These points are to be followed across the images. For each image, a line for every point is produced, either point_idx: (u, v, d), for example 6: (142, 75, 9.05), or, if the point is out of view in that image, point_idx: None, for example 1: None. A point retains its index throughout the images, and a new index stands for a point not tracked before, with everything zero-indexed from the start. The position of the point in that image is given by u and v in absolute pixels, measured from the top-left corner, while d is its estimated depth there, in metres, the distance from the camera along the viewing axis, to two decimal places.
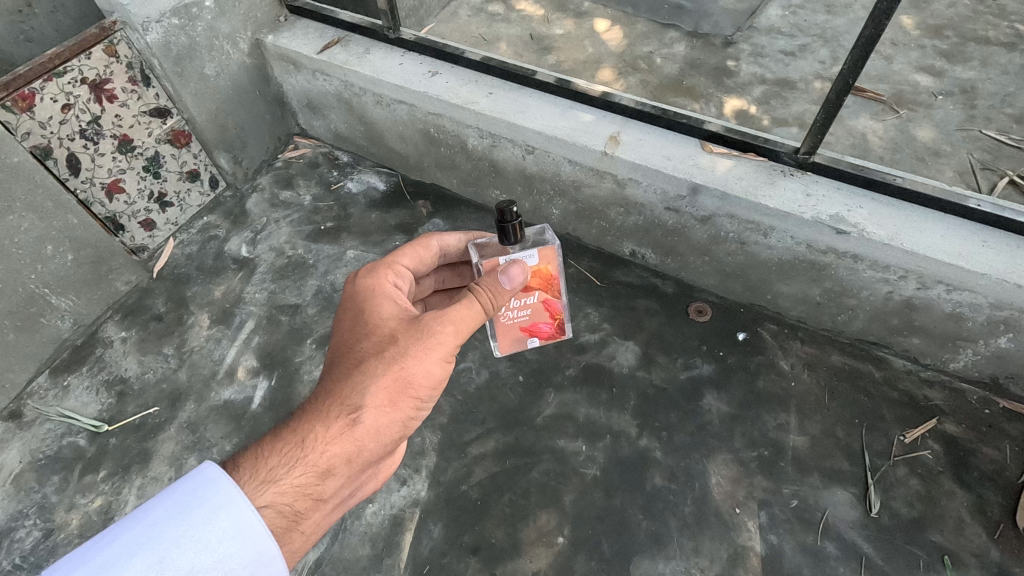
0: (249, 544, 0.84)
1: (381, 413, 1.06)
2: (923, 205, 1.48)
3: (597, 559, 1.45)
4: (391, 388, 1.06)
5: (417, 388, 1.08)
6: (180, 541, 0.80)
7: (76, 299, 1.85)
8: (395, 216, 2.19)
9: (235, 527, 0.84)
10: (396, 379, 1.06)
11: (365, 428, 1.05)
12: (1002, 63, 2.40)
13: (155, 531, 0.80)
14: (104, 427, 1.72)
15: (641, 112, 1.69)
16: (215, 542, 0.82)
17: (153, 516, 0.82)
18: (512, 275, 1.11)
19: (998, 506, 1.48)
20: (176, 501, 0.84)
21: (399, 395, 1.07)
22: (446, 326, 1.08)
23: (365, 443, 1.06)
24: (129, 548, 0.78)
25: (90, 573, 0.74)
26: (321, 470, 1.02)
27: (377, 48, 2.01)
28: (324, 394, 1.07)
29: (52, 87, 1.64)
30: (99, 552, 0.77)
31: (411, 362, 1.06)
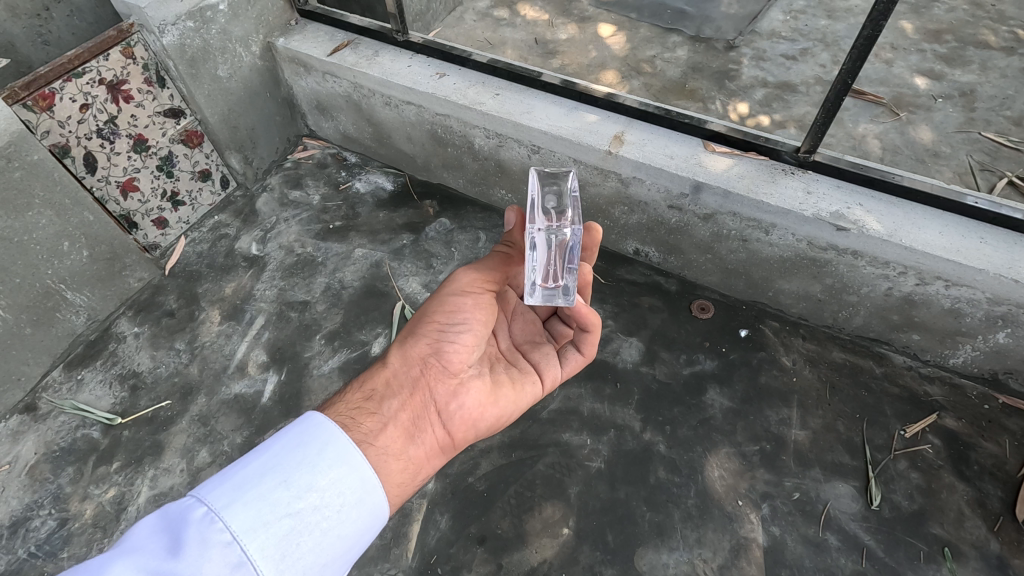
0: (356, 472, 0.90)
1: (408, 344, 1.19)
2: (921, 203, 1.51)
3: (601, 550, 1.48)
4: (414, 326, 1.22)
5: (435, 313, 1.21)
6: (299, 465, 0.86)
7: (90, 294, 1.89)
8: (402, 215, 2.23)
9: (343, 457, 0.90)
10: (417, 319, 1.23)
11: (398, 357, 1.17)
12: (1001, 67, 2.43)
13: (276, 458, 0.86)
14: (117, 419, 1.75)
15: (645, 113, 1.73)
16: (328, 468, 0.88)
17: (273, 446, 0.88)
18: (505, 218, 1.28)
19: (998, 499, 1.50)
20: (291, 433, 0.91)
21: (421, 329, 1.20)
22: (461, 274, 1.24)
23: (397, 369, 1.15)
24: (255, 471, 0.84)
25: (228, 490, 0.80)
26: (365, 393, 1.11)
27: (386, 51, 2.05)
28: None
29: (71, 88, 1.68)
30: (231, 475, 0.83)
31: (427, 305, 1.24)
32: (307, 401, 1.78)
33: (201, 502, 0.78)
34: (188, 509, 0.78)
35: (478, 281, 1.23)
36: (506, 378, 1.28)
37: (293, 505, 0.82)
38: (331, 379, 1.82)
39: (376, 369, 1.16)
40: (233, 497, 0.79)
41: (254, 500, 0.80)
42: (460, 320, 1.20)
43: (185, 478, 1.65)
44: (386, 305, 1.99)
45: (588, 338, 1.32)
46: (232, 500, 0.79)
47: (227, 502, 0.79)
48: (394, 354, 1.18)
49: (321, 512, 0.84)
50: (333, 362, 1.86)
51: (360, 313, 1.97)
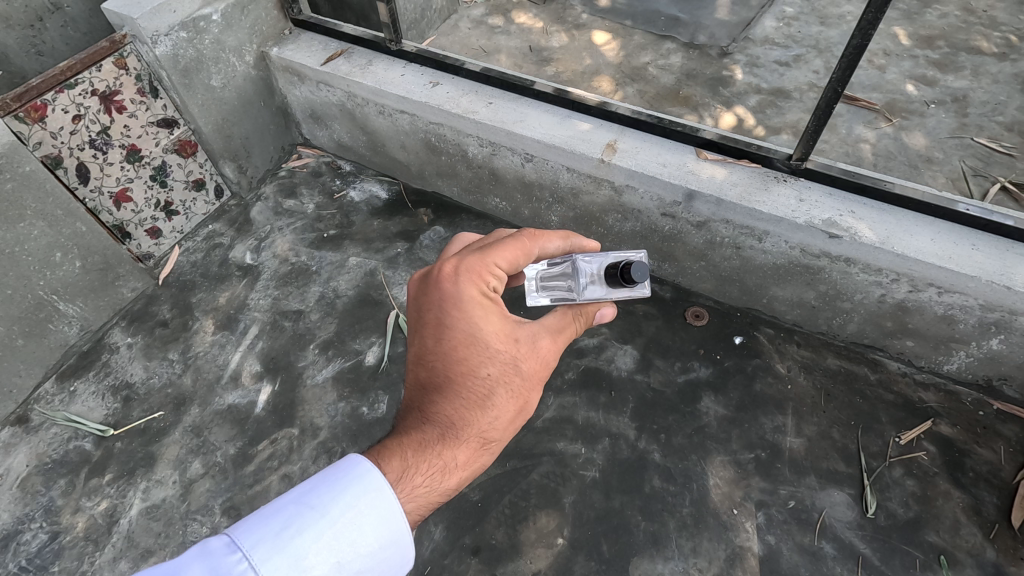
0: (401, 551, 0.87)
1: (501, 436, 1.10)
2: (913, 211, 1.51)
3: (596, 560, 1.47)
4: (514, 412, 1.10)
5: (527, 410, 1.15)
6: (353, 545, 0.81)
7: (83, 305, 1.89)
8: (397, 223, 2.23)
9: (396, 536, 0.86)
10: (518, 404, 1.10)
11: (488, 450, 1.09)
12: (993, 72, 2.44)
13: (332, 528, 0.81)
14: (109, 431, 1.74)
15: (638, 121, 1.73)
16: (379, 548, 0.84)
17: (331, 510, 0.82)
18: (604, 313, 1.21)
19: (993, 507, 1.50)
20: (350, 498, 0.84)
21: (519, 419, 1.12)
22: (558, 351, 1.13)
23: (488, 462, 1.10)
24: (311, 541, 0.79)
25: (285, 567, 0.75)
26: (455, 489, 1.04)
27: (380, 60, 2.06)
28: (451, 421, 1.05)
29: (63, 99, 1.68)
30: (284, 540, 0.78)
31: (532, 394, 1.12)
32: (300, 412, 1.77)
33: None
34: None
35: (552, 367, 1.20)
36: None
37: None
38: (325, 389, 1.82)
39: (471, 460, 1.05)
40: None
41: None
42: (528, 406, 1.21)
43: (177, 489, 1.64)
44: (381, 313, 1.98)
45: None
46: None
47: None
48: (488, 447, 1.08)
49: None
50: (327, 371, 1.85)
51: (355, 322, 1.97)
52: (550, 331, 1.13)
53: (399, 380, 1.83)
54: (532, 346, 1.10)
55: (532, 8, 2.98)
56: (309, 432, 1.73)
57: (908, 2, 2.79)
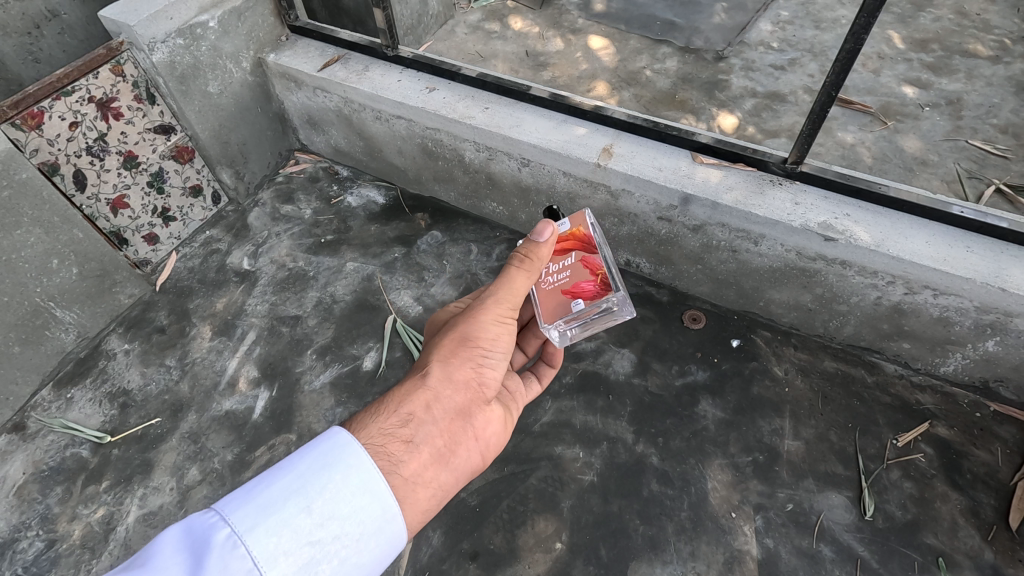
0: (379, 500, 0.84)
1: (449, 364, 1.10)
2: (909, 213, 1.52)
3: (594, 564, 1.47)
4: (452, 344, 1.13)
5: (476, 337, 1.14)
6: (322, 490, 0.81)
7: (79, 311, 1.88)
8: (394, 228, 2.23)
9: (369, 484, 0.84)
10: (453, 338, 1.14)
11: (439, 378, 1.07)
12: (986, 75, 2.45)
13: (301, 480, 0.81)
14: (106, 438, 1.74)
15: (634, 125, 1.74)
16: (351, 495, 0.82)
17: (300, 465, 0.83)
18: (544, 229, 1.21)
19: (991, 508, 1.50)
20: (318, 452, 0.85)
21: (467, 350, 1.12)
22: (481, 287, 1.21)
23: (444, 392, 1.06)
24: (281, 492, 0.80)
25: (253, 512, 0.76)
26: (404, 415, 1.00)
27: (377, 65, 2.06)
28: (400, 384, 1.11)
29: (60, 106, 1.69)
30: (255, 492, 0.80)
31: (465, 326, 1.15)
32: (298, 417, 1.77)
33: (225, 524, 0.75)
34: (212, 529, 0.75)
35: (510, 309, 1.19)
36: (513, 409, 1.26)
37: (314, 534, 0.78)
38: (322, 394, 1.82)
39: (414, 388, 1.05)
40: (256, 520, 0.76)
41: (277, 527, 0.76)
42: (500, 348, 1.16)
43: (175, 496, 1.64)
44: (378, 318, 1.99)
45: (551, 373, 1.41)
46: (255, 526, 0.75)
47: (250, 525, 0.75)
48: (432, 375, 1.07)
49: (340, 541, 0.80)
50: (325, 376, 1.85)
51: (352, 327, 1.97)
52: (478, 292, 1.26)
53: (397, 385, 1.83)
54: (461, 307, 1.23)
55: (528, 13, 3.00)
56: (306, 437, 1.73)
57: (902, 6, 2.81)
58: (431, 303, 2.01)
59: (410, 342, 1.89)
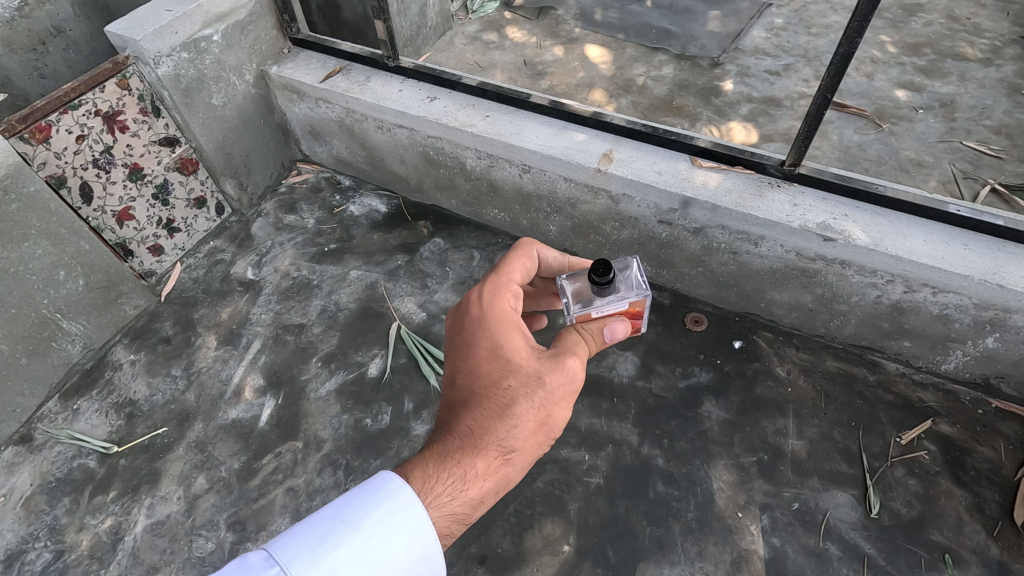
0: (434, 567, 0.86)
1: (528, 449, 1.04)
2: (906, 212, 1.54)
3: (602, 566, 1.47)
4: (536, 425, 1.03)
5: (560, 426, 1.07)
6: (384, 559, 0.81)
7: (86, 323, 1.89)
8: (397, 236, 2.25)
9: (428, 553, 0.85)
10: (540, 417, 1.03)
11: (517, 461, 1.03)
12: (979, 77, 2.49)
13: (364, 542, 0.81)
14: (114, 448, 1.74)
15: (633, 130, 1.76)
16: (411, 564, 0.83)
17: (364, 525, 0.83)
18: (615, 329, 1.11)
19: (996, 504, 1.51)
20: (381, 515, 0.84)
21: (546, 435, 1.05)
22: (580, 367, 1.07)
23: (515, 477, 1.04)
24: (346, 556, 0.79)
25: None
26: (478, 499, 0.98)
27: (377, 76, 2.10)
28: (471, 428, 1.02)
29: (67, 120, 1.71)
30: (319, 552, 0.78)
31: (558, 409, 1.05)
32: (304, 425, 1.78)
33: None
34: None
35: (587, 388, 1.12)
36: None
37: None
38: (328, 401, 1.83)
39: (493, 471, 1.00)
40: None
41: None
42: None
43: (182, 505, 1.64)
44: (382, 326, 2.00)
45: None
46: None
47: None
48: (512, 459, 1.02)
49: None
50: (330, 384, 1.86)
51: (357, 334, 1.98)
52: (572, 349, 1.08)
53: (402, 391, 1.84)
54: (555, 359, 1.06)
55: (526, 23, 3.04)
56: (313, 445, 1.74)
57: (894, 11, 2.85)
58: (434, 310, 2.03)
59: (414, 348, 1.90)
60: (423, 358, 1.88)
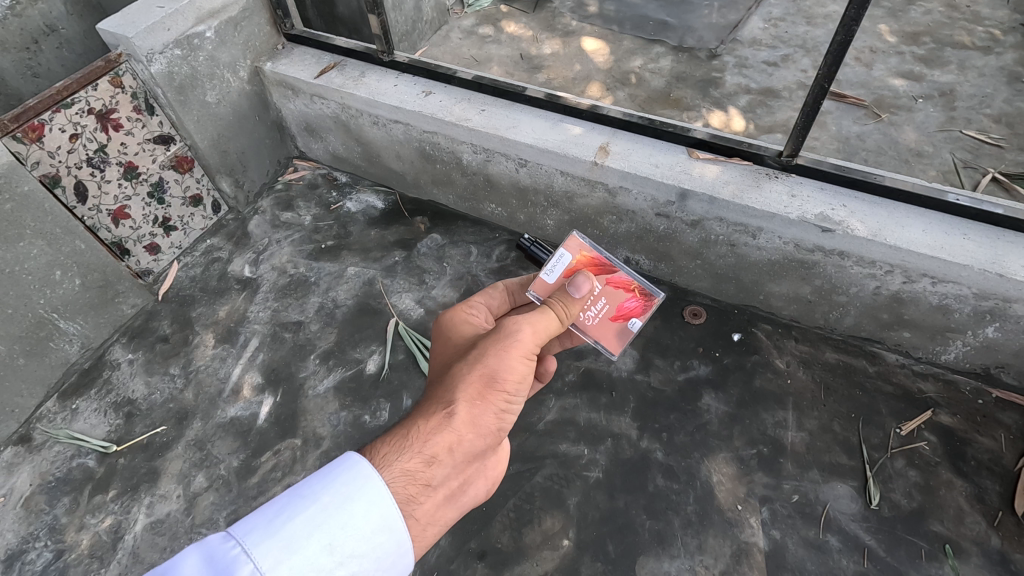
0: (394, 536, 0.89)
1: (475, 405, 1.05)
2: (904, 202, 1.53)
3: (602, 560, 1.47)
4: (478, 380, 1.05)
5: (505, 379, 1.07)
6: (343, 528, 0.84)
7: (83, 323, 1.89)
8: (394, 232, 2.24)
9: (387, 522, 0.88)
10: (479, 370, 1.06)
11: (464, 416, 1.04)
12: (978, 66, 2.47)
13: (322, 513, 0.84)
14: (112, 447, 1.74)
15: (629, 123, 1.75)
16: (370, 534, 0.86)
17: (322, 498, 0.86)
18: (578, 281, 1.16)
19: (996, 494, 1.51)
20: (339, 487, 0.88)
21: (491, 389, 1.06)
22: (518, 321, 1.09)
23: (465, 434, 1.03)
24: (302, 527, 0.82)
25: (278, 547, 0.79)
26: (427, 457, 0.99)
27: (372, 71, 2.08)
28: (422, 402, 1.08)
29: (60, 118, 1.70)
30: (277, 525, 0.81)
31: (495, 357, 1.06)
32: (303, 422, 1.77)
33: (249, 560, 0.77)
34: (236, 564, 0.76)
35: (538, 343, 1.11)
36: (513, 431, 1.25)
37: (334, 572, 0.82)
38: (327, 399, 1.82)
39: (439, 426, 1.02)
40: (280, 557, 0.78)
41: (301, 564, 0.79)
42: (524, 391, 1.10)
43: (182, 504, 1.64)
44: (380, 322, 1.99)
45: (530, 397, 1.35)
46: (279, 561, 0.78)
47: (274, 563, 0.77)
48: (458, 414, 1.03)
49: None
50: (328, 381, 1.86)
51: (355, 331, 1.98)
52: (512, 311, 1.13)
53: (400, 387, 1.84)
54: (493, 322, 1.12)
55: (522, 17, 3.02)
56: (312, 442, 1.73)
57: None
58: (432, 306, 2.02)
59: (412, 345, 1.89)
60: (421, 354, 1.88)
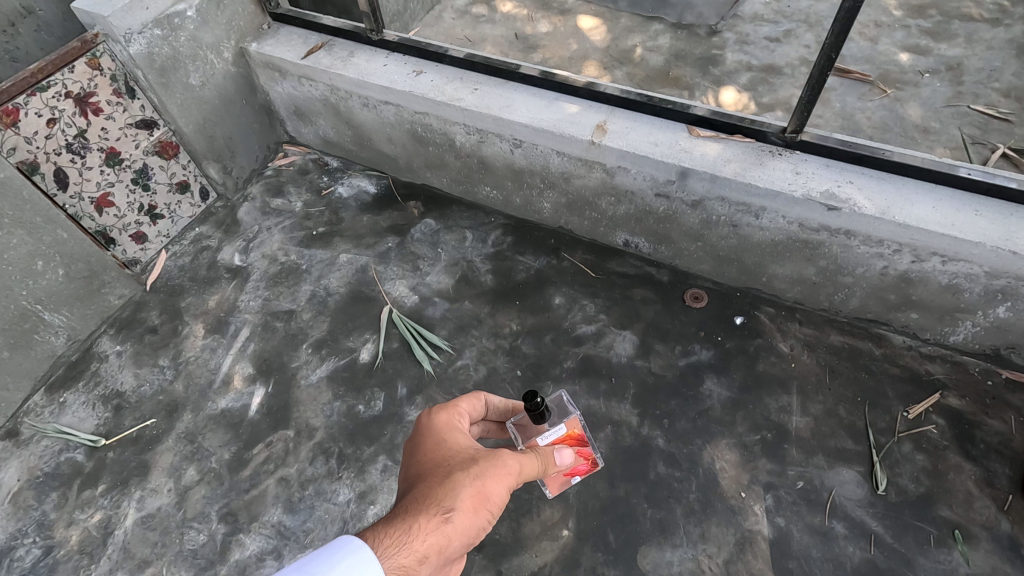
0: None
1: (469, 519, 0.94)
2: (913, 178, 1.47)
3: (602, 550, 1.44)
4: (475, 497, 0.96)
5: (496, 502, 0.98)
6: None
7: (69, 315, 1.84)
8: (387, 218, 2.19)
9: None
10: (479, 488, 0.96)
11: (458, 525, 0.92)
12: (987, 39, 2.40)
13: None
14: (101, 441, 1.70)
15: (627, 100, 1.69)
16: None
17: None
18: (565, 454, 1.13)
19: (1006, 478, 1.47)
20: (347, 570, 0.77)
21: (484, 510, 0.96)
22: (514, 456, 1.03)
23: (456, 544, 0.91)
24: None
25: None
26: (422, 557, 0.86)
27: (361, 51, 2.01)
28: (411, 497, 0.95)
29: (36, 102, 1.65)
30: None
31: (493, 481, 0.99)
32: (295, 413, 1.73)
33: None
34: None
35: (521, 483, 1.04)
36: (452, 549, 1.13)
37: None
38: (319, 389, 1.78)
39: (436, 528, 0.90)
40: None
41: None
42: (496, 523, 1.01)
43: (172, 497, 1.60)
44: (374, 310, 1.95)
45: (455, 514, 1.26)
46: None
47: None
48: (454, 522, 0.92)
49: None
50: (321, 371, 1.82)
51: (348, 319, 1.93)
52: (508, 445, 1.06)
53: (395, 376, 1.80)
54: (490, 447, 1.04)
55: None
56: (305, 433, 1.69)
57: None
58: (427, 293, 1.97)
59: (407, 332, 1.84)
60: (415, 341, 1.83)
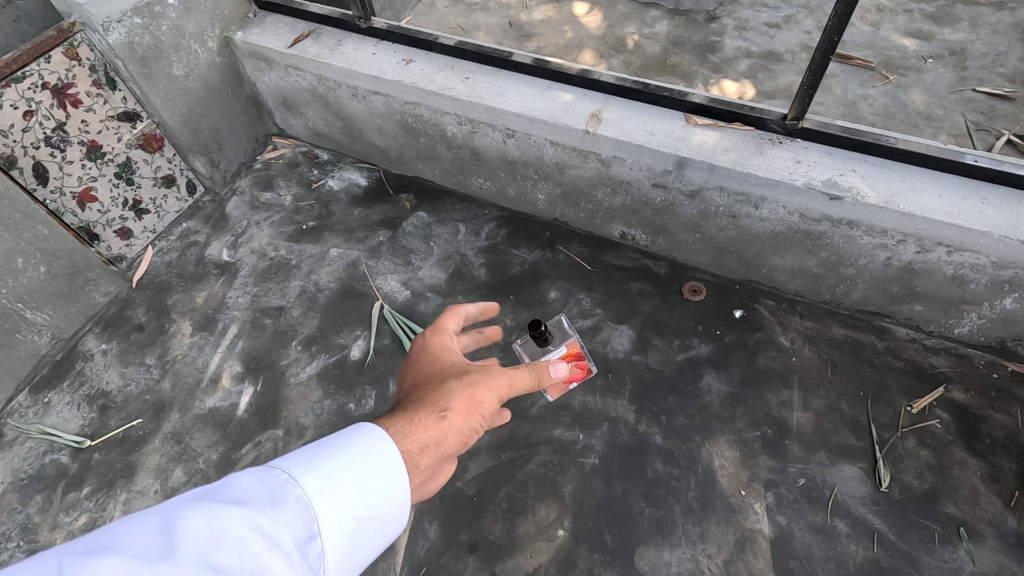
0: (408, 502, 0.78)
1: (463, 418, 1.01)
2: (917, 166, 1.43)
3: (599, 551, 1.40)
4: (469, 400, 1.03)
5: (489, 406, 1.05)
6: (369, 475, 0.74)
7: (52, 313, 1.80)
8: (378, 211, 2.14)
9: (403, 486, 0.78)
10: (471, 393, 1.04)
11: (453, 421, 0.99)
12: (991, 23, 2.34)
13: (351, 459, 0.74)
14: (86, 442, 1.66)
15: (623, 88, 1.64)
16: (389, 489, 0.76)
17: (349, 447, 0.76)
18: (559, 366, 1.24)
19: (1012, 473, 1.43)
20: (362, 444, 0.78)
21: (477, 415, 1.03)
22: (504, 370, 1.11)
23: (452, 442, 0.98)
24: (334, 466, 0.72)
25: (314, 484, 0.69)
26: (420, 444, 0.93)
27: (349, 39, 1.95)
28: (411, 399, 1.03)
29: (12, 94, 1.58)
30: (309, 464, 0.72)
31: (486, 389, 1.06)
32: (285, 412, 1.69)
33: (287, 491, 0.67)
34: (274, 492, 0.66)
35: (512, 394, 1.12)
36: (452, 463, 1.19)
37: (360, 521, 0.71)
38: (310, 387, 1.74)
39: (433, 421, 0.97)
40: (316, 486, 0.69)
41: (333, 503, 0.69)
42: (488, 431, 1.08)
43: (159, 499, 1.57)
44: (365, 305, 1.90)
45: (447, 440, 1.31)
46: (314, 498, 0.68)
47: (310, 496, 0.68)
48: (449, 419, 0.98)
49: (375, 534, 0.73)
50: (311, 368, 1.77)
51: (338, 315, 1.89)
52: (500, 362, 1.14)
53: (386, 373, 1.76)
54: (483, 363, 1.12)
55: None
56: (294, 433, 1.66)
57: None
58: (419, 288, 1.93)
59: (398, 328, 1.80)
60: (407, 338, 1.78)
